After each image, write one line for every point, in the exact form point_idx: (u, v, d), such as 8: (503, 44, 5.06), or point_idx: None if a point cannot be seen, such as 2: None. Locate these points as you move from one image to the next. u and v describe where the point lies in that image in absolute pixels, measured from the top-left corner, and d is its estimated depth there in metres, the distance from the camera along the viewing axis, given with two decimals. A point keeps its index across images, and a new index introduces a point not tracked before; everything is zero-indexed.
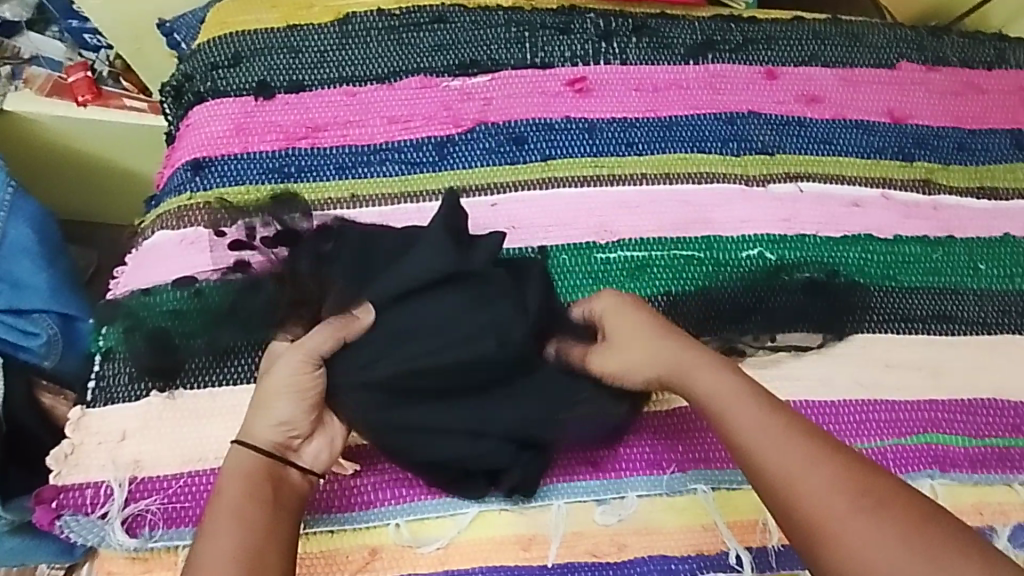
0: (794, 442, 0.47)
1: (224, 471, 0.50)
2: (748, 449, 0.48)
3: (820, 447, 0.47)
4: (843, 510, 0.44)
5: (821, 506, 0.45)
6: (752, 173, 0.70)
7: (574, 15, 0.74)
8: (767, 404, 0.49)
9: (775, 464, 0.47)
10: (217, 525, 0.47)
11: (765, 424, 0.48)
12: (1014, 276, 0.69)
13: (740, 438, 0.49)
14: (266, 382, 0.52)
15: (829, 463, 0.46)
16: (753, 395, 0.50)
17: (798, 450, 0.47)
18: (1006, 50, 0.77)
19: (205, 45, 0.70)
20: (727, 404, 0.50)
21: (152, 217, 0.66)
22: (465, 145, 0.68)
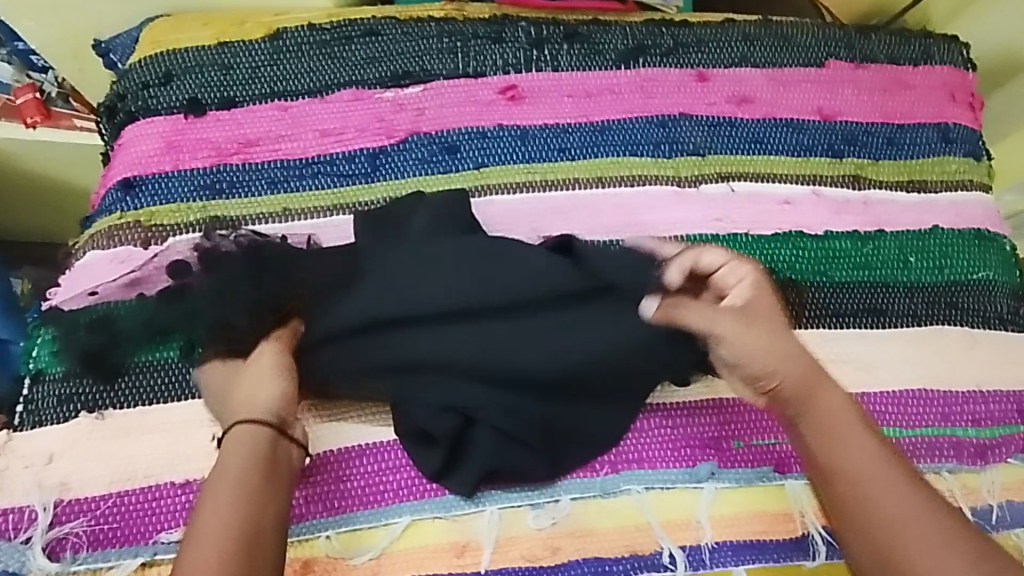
0: (895, 475, 0.52)
1: (228, 449, 0.52)
2: (854, 483, 0.52)
3: (906, 479, 0.52)
4: (925, 548, 0.49)
5: (902, 542, 0.49)
6: (685, 175, 0.70)
7: (507, 24, 0.73)
8: (867, 435, 0.54)
9: (881, 505, 0.51)
10: (216, 496, 0.49)
11: (893, 467, 0.52)
12: (943, 268, 0.71)
13: (880, 487, 0.52)
14: (254, 366, 0.55)
15: (921, 498, 0.51)
16: (863, 426, 0.54)
17: (897, 484, 0.52)
18: (932, 47, 0.79)
19: (136, 64, 0.70)
20: (840, 437, 0.54)
21: (85, 236, 0.66)
22: (398, 156, 0.68)
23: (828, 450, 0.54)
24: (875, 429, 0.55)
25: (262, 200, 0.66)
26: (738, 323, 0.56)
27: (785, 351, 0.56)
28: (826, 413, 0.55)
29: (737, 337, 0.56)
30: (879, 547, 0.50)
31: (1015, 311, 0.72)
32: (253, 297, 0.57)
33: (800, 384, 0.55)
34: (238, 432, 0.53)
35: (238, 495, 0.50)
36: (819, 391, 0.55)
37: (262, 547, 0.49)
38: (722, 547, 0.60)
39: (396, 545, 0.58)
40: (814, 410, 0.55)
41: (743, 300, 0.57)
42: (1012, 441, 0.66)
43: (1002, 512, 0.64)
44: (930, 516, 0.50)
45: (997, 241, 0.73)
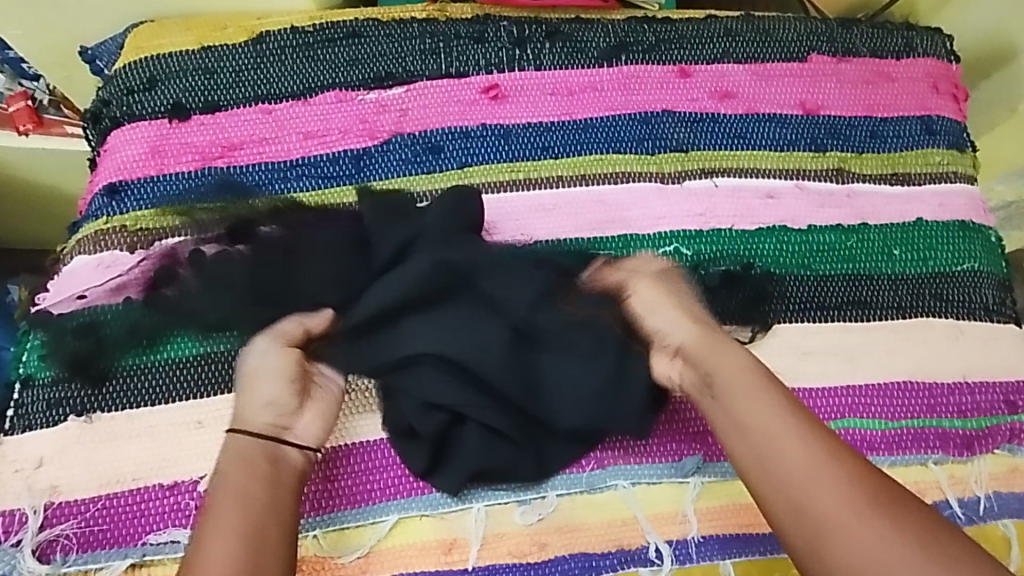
0: (799, 425, 0.51)
1: (225, 456, 0.53)
2: (759, 437, 0.51)
3: (809, 426, 0.51)
4: (828, 494, 0.48)
5: (808, 490, 0.48)
6: (667, 171, 0.70)
7: (488, 24, 0.73)
8: (769, 386, 0.53)
9: (783, 459, 0.50)
10: (220, 508, 0.50)
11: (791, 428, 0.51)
12: (927, 259, 0.71)
13: (772, 445, 0.50)
14: (249, 372, 0.57)
15: (822, 443, 0.50)
16: (763, 379, 0.53)
17: (799, 435, 0.50)
18: (914, 39, 0.79)
19: (120, 70, 0.70)
20: (742, 398, 0.52)
21: (72, 242, 0.66)
22: (382, 157, 0.68)
23: (734, 411, 0.52)
24: (774, 379, 0.54)
25: (247, 202, 0.66)
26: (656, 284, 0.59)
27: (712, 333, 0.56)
28: (728, 375, 0.54)
29: (658, 305, 0.58)
30: (787, 501, 0.49)
31: (1001, 301, 0.72)
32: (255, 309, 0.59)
33: (698, 348, 0.55)
34: (236, 440, 0.54)
35: (242, 502, 0.50)
36: (717, 352, 0.55)
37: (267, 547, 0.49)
38: (709, 541, 0.60)
39: (385, 543, 0.58)
40: (714, 370, 0.54)
41: (661, 273, 0.61)
42: (999, 432, 0.66)
43: (988, 502, 0.64)
44: (833, 461, 0.49)
45: (982, 232, 0.73)
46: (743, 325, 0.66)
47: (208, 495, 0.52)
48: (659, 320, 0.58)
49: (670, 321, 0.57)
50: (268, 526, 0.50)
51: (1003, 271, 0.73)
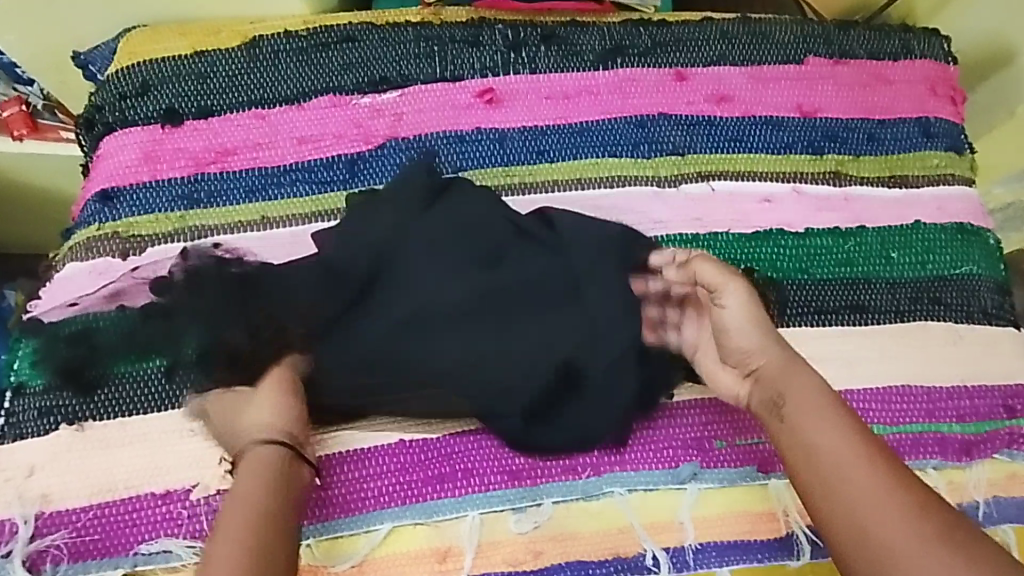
0: (870, 453, 0.51)
1: (242, 464, 0.52)
2: (827, 460, 0.51)
3: (882, 457, 0.51)
4: (901, 528, 0.47)
5: (877, 515, 0.48)
6: (664, 175, 0.70)
7: (483, 27, 0.73)
8: (839, 413, 0.53)
9: (852, 484, 0.50)
10: (231, 519, 0.49)
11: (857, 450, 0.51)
12: (926, 263, 0.70)
13: (836, 465, 0.51)
14: (263, 392, 0.56)
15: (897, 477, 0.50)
16: (835, 406, 0.54)
17: (872, 463, 0.50)
18: (912, 41, 0.79)
19: (113, 75, 0.70)
20: (815, 418, 0.53)
21: (64, 248, 0.66)
22: (376, 162, 0.68)
23: (803, 431, 0.53)
24: (848, 409, 0.54)
25: (241, 208, 0.66)
26: (746, 298, 0.58)
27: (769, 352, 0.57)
28: (801, 400, 0.54)
29: (742, 321, 0.58)
30: (855, 524, 0.48)
31: (999, 305, 0.71)
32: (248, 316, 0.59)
33: (773, 368, 0.56)
34: (246, 458, 0.53)
35: (244, 517, 0.49)
36: (793, 376, 0.55)
37: (272, 557, 0.48)
38: (706, 549, 0.60)
39: (378, 552, 0.58)
40: (786, 393, 0.55)
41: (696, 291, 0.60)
42: (998, 437, 0.66)
43: (988, 508, 0.64)
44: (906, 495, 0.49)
45: (981, 235, 0.73)
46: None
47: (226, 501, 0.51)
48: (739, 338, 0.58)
49: (746, 341, 0.57)
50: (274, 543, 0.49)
51: (1002, 275, 0.73)
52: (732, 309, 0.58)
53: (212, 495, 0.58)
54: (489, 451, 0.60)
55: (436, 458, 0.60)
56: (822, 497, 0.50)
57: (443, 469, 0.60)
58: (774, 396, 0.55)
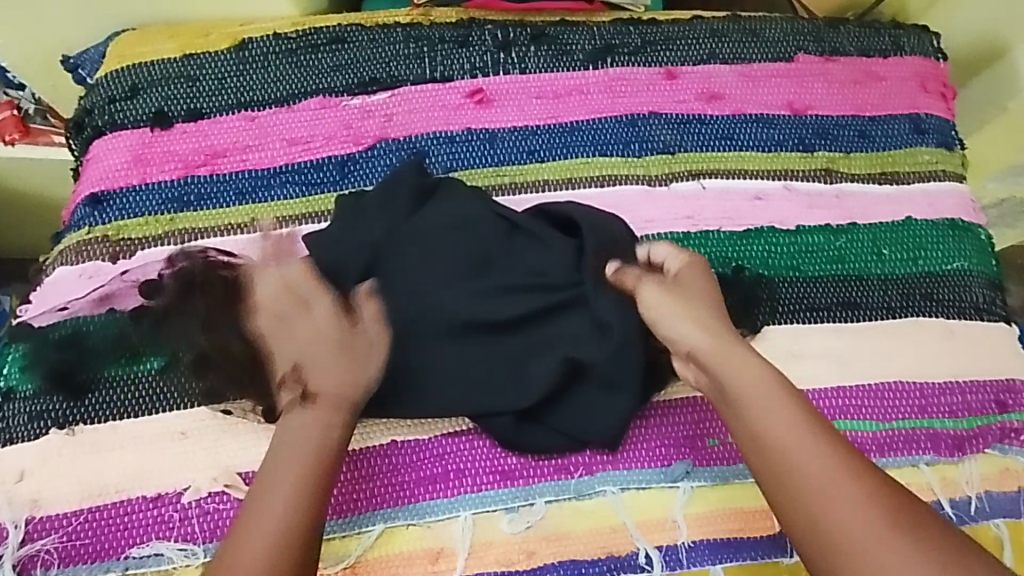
0: (819, 440, 0.51)
1: (300, 424, 0.54)
2: (778, 453, 0.52)
3: (829, 441, 0.52)
4: (853, 513, 0.49)
5: (833, 506, 0.49)
6: (655, 173, 0.70)
7: (473, 28, 0.73)
8: (785, 399, 0.53)
9: (805, 474, 0.50)
10: (261, 527, 0.50)
11: (813, 444, 0.51)
12: (917, 259, 0.70)
13: (794, 460, 0.51)
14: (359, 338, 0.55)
15: (846, 460, 0.51)
16: (781, 391, 0.53)
17: (823, 450, 0.51)
18: (902, 38, 0.79)
19: (102, 78, 0.70)
20: (765, 412, 0.53)
21: (54, 252, 0.66)
22: (367, 163, 0.68)
23: (754, 422, 0.53)
24: (793, 392, 0.54)
25: (231, 210, 0.66)
26: (670, 286, 0.57)
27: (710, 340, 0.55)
28: (747, 389, 0.53)
29: (674, 307, 0.56)
30: (811, 516, 0.50)
31: (991, 301, 0.71)
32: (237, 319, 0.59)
33: (711, 354, 0.54)
34: (307, 420, 0.54)
35: (278, 523, 0.50)
36: (733, 362, 0.54)
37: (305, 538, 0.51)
38: (699, 547, 0.60)
39: (371, 553, 0.58)
40: (728, 382, 0.54)
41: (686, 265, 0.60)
42: (990, 432, 0.66)
43: (980, 503, 0.64)
44: (857, 478, 0.50)
45: (972, 230, 0.73)
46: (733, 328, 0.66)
47: (274, 460, 0.53)
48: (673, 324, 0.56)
49: (683, 328, 0.55)
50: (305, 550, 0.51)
51: (994, 270, 0.73)
52: (661, 295, 0.56)
53: (204, 497, 0.58)
54: (481, 451, 0.60)
55: (429, 459, 0.60)
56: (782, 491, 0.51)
57: (435, 470, 0.60)
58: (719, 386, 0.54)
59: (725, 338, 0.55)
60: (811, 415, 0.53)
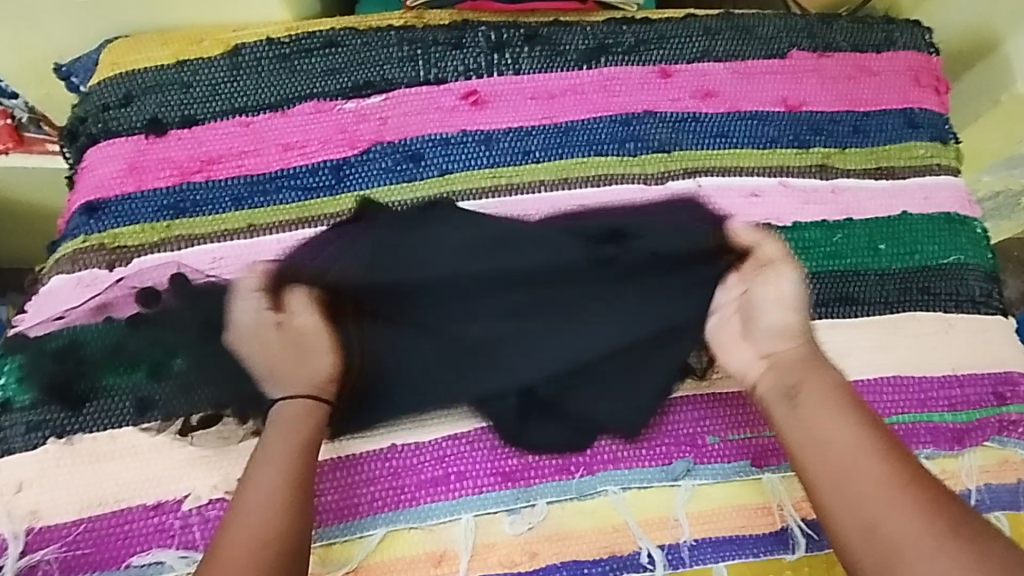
0: (877, 443, 0.53)
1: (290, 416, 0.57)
2: (838, 452, 0.53)
3: (889, 446, 0.53)
4: (903, 513, 0.50)
5: (886, 504, 0.51)
6: (651, 172, 0.70)
7: (466, 29, 0.73)
8: (851, 404, 0.55)
9: (860, 473, 0.52)
10: (251, 523, 0.51)
11: (869, 446, 0.53)
12: (914, 253, 0.71)
13: (849, 459, 0.53)
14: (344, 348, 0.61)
15: (902, 465, 0.53)
16: (848, 399, 0.56)
17: (880, 453, 0.53)
18: (894, 33, 0.79)
19: (95, 86, 0.70)
20: (828, 412, 0.55)
21: (50, 262, 0.65)
22: (362, 166, 0.68)
23: (819, 423, 0.55)
24: (859, 401, 0.56)
25: (227, 216, 0.66)
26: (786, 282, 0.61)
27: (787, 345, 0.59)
28: (817, 393, 0.56)
29: (777, 301, 0.60)
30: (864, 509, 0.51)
31: (988, 293, 0.71)
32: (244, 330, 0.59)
33: (790, 361, 0.58)
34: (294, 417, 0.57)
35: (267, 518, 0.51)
36: (810, 370, 0.57)
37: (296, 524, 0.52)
38: (701, 545, 0.60)
39: (373, 557, 0.58)
40: (800, 387, 0.57)
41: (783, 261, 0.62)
42: (989, 424, 0.66)
43: (980, 495, 0.64)
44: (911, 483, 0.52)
45: (968, 223, 0.73)
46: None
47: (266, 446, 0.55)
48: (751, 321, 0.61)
49: (769, 324, 0.60)
50: (294, 548, 0.51)
51: (990, 263, 0.73)
52: (772, 286, 0.61)
53: (204, 505, 0.58)
54: (482, 453, 0.60)
55: (429, 462, 0.60)
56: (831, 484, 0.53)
57: (436, 473, 0.60)
58: (785, 383, 0.57)
59: (804, 345, 0.59)
60: (876, 422, 0.55)
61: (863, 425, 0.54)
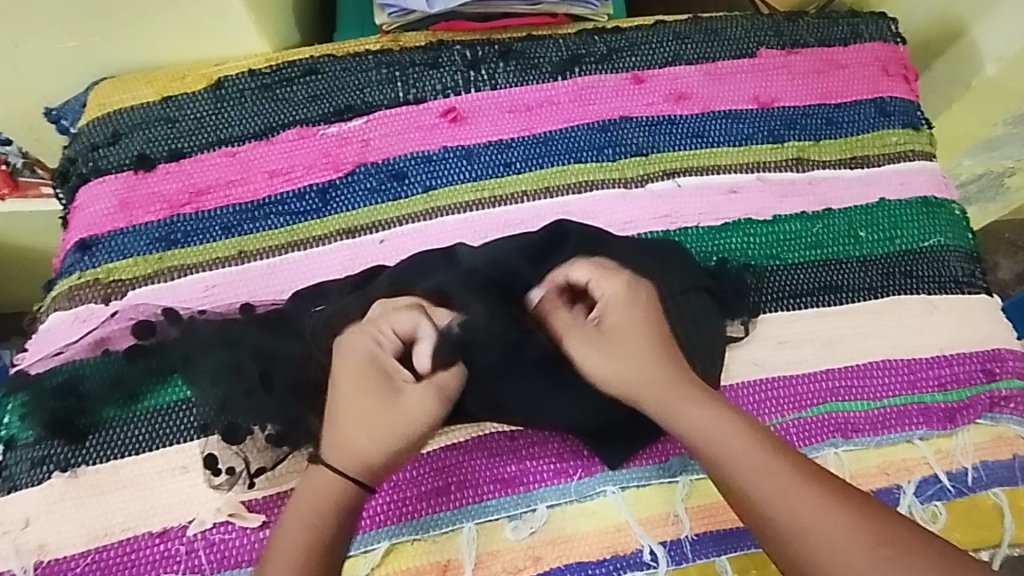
0: (775, 465, 0.51)
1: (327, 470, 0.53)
2: (724, 459, 0.52)
3: (772, 447, 0.52)
4: (821, 517, 0.49)
5: (797, 508, 0.49)
6: (631, 175, 0.71)
7: (442, 49, 0.75)
8: (725, 409, 0.55)
9: (771, 501, 0.50)
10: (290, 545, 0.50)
11: (754, 455, 0.52)
12: (894, 238, 0.72)
13: (738, 472, 0.51)
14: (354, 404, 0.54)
15: (804, 475, 0.51)
16: (732, 417, 0.54)
17: (782, 472, 0.51)
18: (859, 25, 0.81)
19: (85, 127, 0.71)
20: (704, 414, 0.54)
21: (47, 300, 0.67)
22: (348, 188, 0.69)
23: (717, 466, 0.52)
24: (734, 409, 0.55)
25: (217, 244, 0.67)
26: (620, 292, 0.59)
27: (643, 366, 0.56)
28: (706, 426, 0.53)
29: (619, 302, 0.59)
30: (798, 540, 0.49)
31: (970, 273, 0.72)
32: (251, 357, 0.62)
33: (655, 403, 0.55)
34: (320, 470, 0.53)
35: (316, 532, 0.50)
36: (684, 401, 0.55)
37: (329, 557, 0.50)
38: (703, 539, 0.60)
39: (378, 571, 0.58)
40: (680, 414, 0.54)
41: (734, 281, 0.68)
42: (981, 402, 0.67)
43: (978, 473, 0.65)
44: (816, 489, 0.50)
45: (945, 206, 0.74)
46: (731, 318, 0.67)
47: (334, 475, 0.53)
48: (613, 315, 0.58)
49: (619, 330, 0.58)
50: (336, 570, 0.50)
51: (971, 243, 0.74)
52: (612, 291, 0.59)
53: (209, 528, 0.59)
54: (480, 461, 0.61)
55: (430, 473, 0.60)
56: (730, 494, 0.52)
57: (437, 483, 0.60)
58: (661, 404, 0.55)
59: (664, 360, 0.57)
60: (771, 440, 0.53)
61: (736, 430, 0.53)
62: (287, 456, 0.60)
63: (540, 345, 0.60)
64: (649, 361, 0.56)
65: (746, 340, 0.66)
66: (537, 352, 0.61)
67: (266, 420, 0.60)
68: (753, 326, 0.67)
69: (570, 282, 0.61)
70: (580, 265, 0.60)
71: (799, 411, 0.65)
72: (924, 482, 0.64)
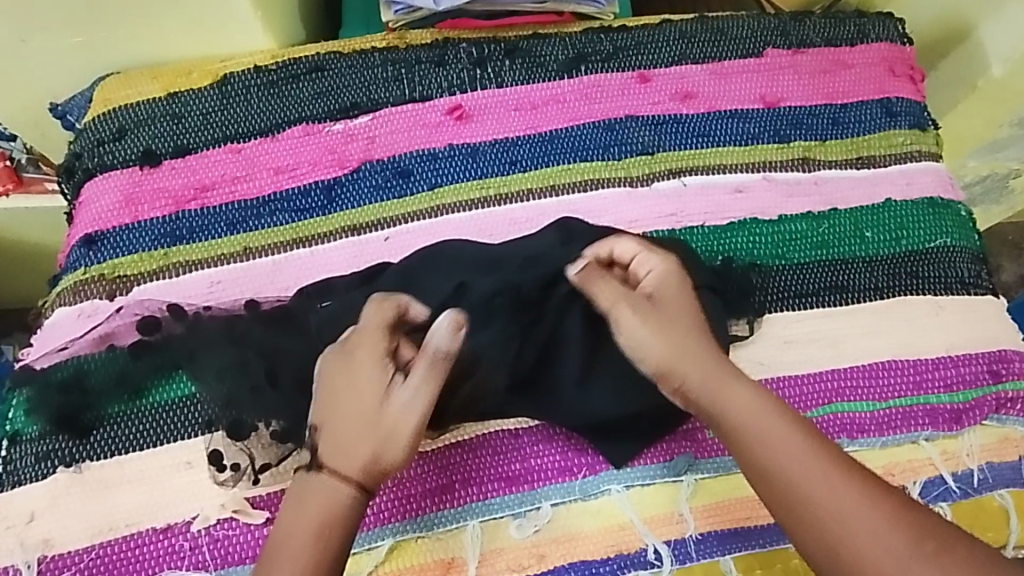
0: (818, 456, 0.52)
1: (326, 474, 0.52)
2: (764, 446, 0.53)
3: (808, 437, 0.53)
4: (853, 509, 0.50)
5: (833, 499, 0.51)
6: (636, 174, 0.71)
7: (448, 47, 0.75)
8: (765, 399, 0.55)
9: (813, 490, 0.51)
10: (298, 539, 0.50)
11: (792, 446, 0.52)
12: (899, 238, 0.72)
13: (777, 461, 0.52)
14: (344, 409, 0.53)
15: (838, 467, 0.52)
16: (770, 405, 0.54)
17: (821, 463, 0.52)
18: (866, 26, 0.80)
19: (90, 122, 0.71)
20: (747, 402, 0.54)
21: (52, 296, 0.67)
22: (353, 185, 0.69)
23: (756, 451, 0.53)
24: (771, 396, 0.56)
25: (222, 241, 0.67)
26: (662, 275, 0.59)
27: (684, 346, 0.56)
28: (744, 413, 0.54)
29: (666, 283, 0.58)
30: (831, 528, 0.50)
31: (976, 274, 0.72)
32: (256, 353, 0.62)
33: (699, 382, 0.55)
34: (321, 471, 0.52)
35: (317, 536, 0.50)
36: (726, 386, 0.55)
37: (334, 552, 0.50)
38: (707, 538, 0.60)
39: (382, 569, 0.58)
40: (722, 399, 0.54)
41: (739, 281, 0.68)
42: (986, 402, 0.67)
43: (983, 474, 0.65)
44: (850, 481, 0.52)
45: (951, 207, 0.74)
46: (737, 318, 0.66)
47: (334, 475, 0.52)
48: (658, 295, 0.58)
49: (663, 313, 0.57)
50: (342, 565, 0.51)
51: (977, 244, 0.74)
52: (654, 272, 0.59)
53: (213, 525, 0.59)
54: (485, 459, 0.61)
55: (434, 470, 0.60)
56: (764, 480, 0.53)
57: (441, 481, 0.60)
58: (705, 388, 0.55)
59: (707, 344, 0.57)
60: (808, 430, 0.54)
61: (774, 420, 0.54)
62: (293, 452, 0.59)
63: (545, 343, 0.61)
64: (692, 347, 0.56)
65: (751, 340, 0.66)
66: (543, 350, 0.61)
67: (272, 416, 0.61)
68: (758, 326, 0.67)
69: (613, 257, 0.60)
70: (627, 240, 0.61)
71: (805, 411, 0.65)
72: (929, 483, 0.64)
